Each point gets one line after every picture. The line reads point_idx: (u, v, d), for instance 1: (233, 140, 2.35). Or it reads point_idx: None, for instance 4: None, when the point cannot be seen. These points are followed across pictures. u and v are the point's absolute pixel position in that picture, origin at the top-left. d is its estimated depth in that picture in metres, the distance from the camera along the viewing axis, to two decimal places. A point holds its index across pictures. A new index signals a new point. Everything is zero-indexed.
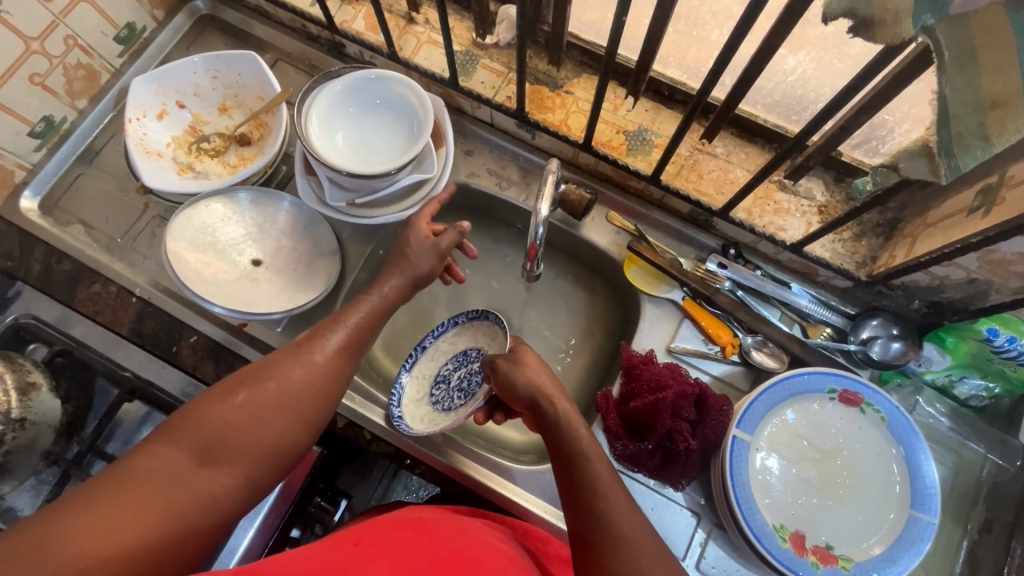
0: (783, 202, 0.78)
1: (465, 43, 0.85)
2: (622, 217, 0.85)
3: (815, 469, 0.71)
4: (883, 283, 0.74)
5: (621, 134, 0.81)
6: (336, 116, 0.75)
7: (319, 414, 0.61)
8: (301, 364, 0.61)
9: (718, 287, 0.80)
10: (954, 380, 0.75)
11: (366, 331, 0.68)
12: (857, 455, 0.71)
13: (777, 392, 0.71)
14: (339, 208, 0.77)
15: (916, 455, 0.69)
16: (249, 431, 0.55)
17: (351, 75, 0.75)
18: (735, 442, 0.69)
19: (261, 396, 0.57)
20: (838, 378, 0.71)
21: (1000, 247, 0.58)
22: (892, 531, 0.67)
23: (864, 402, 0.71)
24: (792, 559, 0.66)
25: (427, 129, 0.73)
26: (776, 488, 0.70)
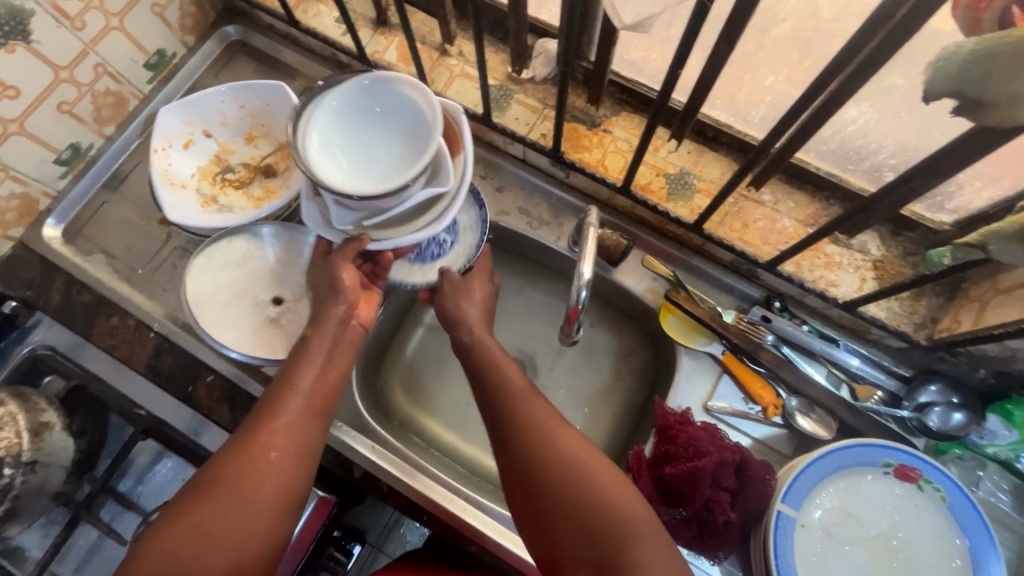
0: (834, 254, 0.73)
1: (500, 76, 0.82)
2: (660, 262, 0.80)
3: (867, 551, 0.65)
4: (946, 349, 0.68)
5: (661, 177, 0.77)
6: (335, 130, 0.66)
7: (292, 487, 0.58)
8: (252, 450, 0.57)
9: (761, 343, 0.75)
10: (1019, 455, 0.68)
11: (330, 387, 0.65)
12: (915, 538, 0.65)
13: (827, 464, 0.66)
14: (347, 231, 0.67)
15: (982, 543, 0.63)
16: (213, 536, 0.52)
17: (347, 81, 0.65)
18: (779, 518, 0.64)
19: (218, 499, 0.54)
20: (894, 452, 0.66)
21: None
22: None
23: (923, 478, 0.66)
24: None
25: (436, 134, 0.62)
26: (826, 572, 0.64)
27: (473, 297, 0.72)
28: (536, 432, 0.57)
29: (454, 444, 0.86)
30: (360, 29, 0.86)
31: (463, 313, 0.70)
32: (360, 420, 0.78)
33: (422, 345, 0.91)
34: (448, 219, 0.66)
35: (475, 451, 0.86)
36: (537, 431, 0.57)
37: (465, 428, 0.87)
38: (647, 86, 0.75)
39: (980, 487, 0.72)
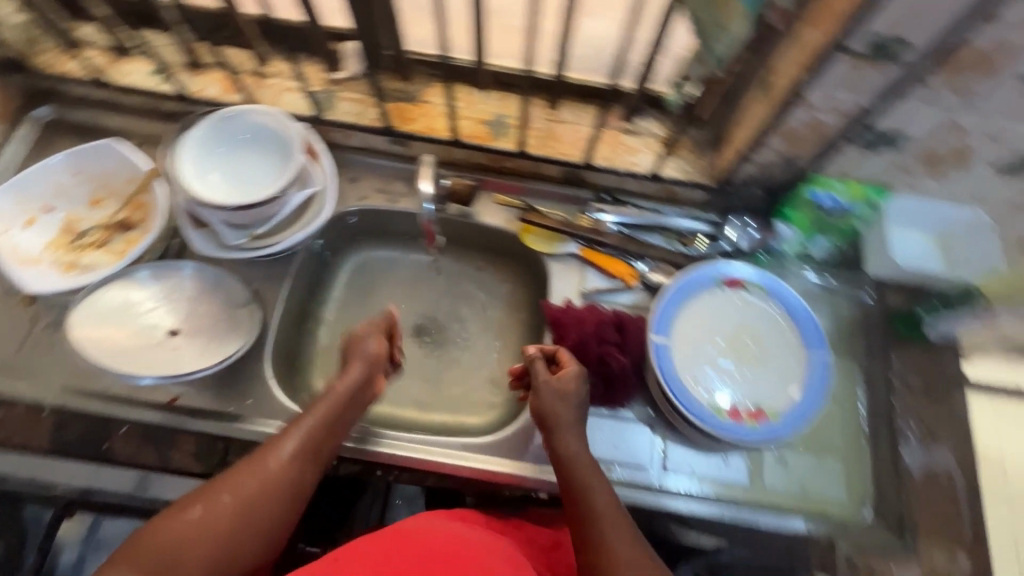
0: (631, 142, 0.90)
1: (320, 82, 0.92)
2: (507, 196, 0.94)
3: (728, 349, 0.82)
4: (727, 183, 0.89)
5: (482, 124, 0.91)
6: (207, 160, 0.78)
7: (278, 522, 0.65)
8: (250, 475, 0.65)
9: (604, 230, 0.91)
10: (807, 245, 0.90)
11: (334, 433, 0.72)
12: (756, 327, 0.83)
13: (677, 295, 0.83)
14: (242, 245, 0.80)
15: (800, 312, 0.83)
16: (195, 545, 0.60)
17: (209, 118, 0.78)
18: (657, 346, 0.79)
19: (212, 511, 0.62)
20: (720, 269, 0.84)
21: (789, 120, 0.73)
22: (801, 371, 0.81)
23: (745, 281, 0.85)
24: (732, 425, 0.76)
25: (298, 147, 0.78)
26: (704, 376, 0.80)
27: (559, 397, 0.72)
28: (590, 520, 0.63)
29: (388, 413, 0.92)
30: (177, 75, 0.91)
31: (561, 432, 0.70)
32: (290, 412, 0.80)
33: (332, 339, 0.96)
34: (323, 215, 0.83)
35: (410, 412, 0.92)
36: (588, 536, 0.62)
37: (394, 396, 0.93)
38: (443, 55, 0.88)
39: (794, 280, 0.92)
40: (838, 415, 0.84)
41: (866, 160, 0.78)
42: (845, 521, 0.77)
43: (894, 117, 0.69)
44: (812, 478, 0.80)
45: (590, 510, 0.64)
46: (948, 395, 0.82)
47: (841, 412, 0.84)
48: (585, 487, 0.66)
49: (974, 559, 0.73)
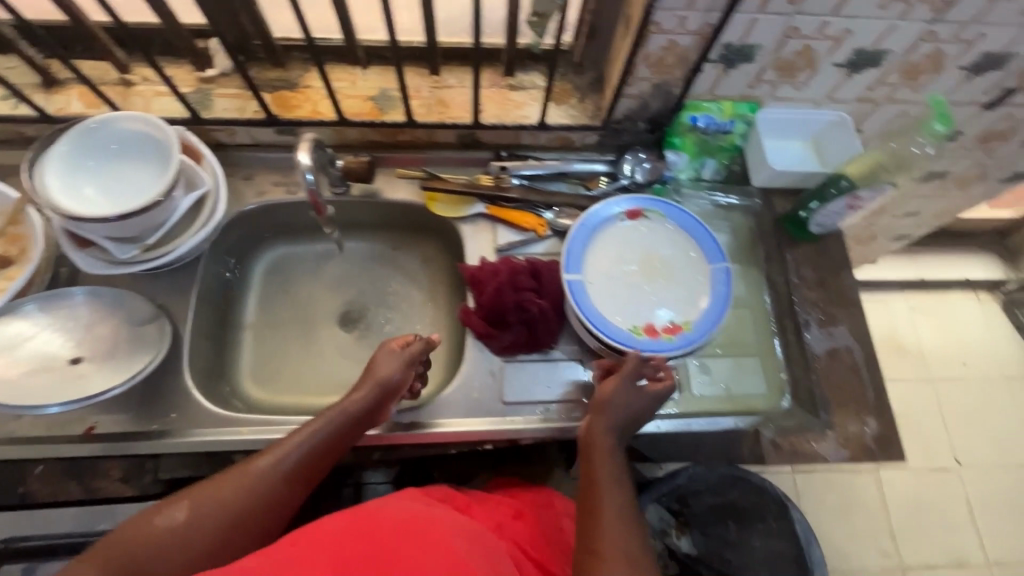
0: (518, 97, 0.93)
1: (191, 82, 0.88)
2: (408, 168, 0.94)
3: (640, 275, 0.86)
4: (614, 122, 0.93)
5: (369, 101, 0.90)
6: (78, 176, 0.75)
7: (259, 541, 0.62)
8: (241, 484, 0.62)
9: (508, 185, 0.94)
10: (698, 169, 0.96)
11: (332, 452, 0.69)
12: (662, 250, 0.88)
13: (584, 233, 0.86)
14: (133, 257, 0.78)
15: (698, 231, 0.89)
16: (172, 554, 0.57)
17: (70, 131, 0.74)
18: (571, 284, 0.83)
19: (197, 519, 0.59)
20: (619, 202, 0.89)
21: (650, 48, 0.77)
22: (705, 284, 0.86)
23: (645, 210, 0.89)
24: (651, 343, 0.81)
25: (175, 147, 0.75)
26: (621, 303, 0.84)
27: (615, 391, 0.72)
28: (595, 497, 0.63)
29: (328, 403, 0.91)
30: (32, 96, 0.86)
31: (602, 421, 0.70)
32: (218, 418, 0.77)
33: (258, 342, 0.95)
34: (216, 216, 0.82)
35: None
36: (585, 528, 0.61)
37: (332, 385, 0.93)
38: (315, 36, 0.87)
39: (694, 204, 0.97)
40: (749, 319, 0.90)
41: (726, 78, 0.84)
42: (769, 410, 0.83)
43: (737, 30, 0.74)
44: (734, 379, 0.85)
45: (599, 495, 0.64)
46: (838, 281, 0.90)
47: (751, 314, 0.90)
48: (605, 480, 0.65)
49: (880, 420, 0.81)
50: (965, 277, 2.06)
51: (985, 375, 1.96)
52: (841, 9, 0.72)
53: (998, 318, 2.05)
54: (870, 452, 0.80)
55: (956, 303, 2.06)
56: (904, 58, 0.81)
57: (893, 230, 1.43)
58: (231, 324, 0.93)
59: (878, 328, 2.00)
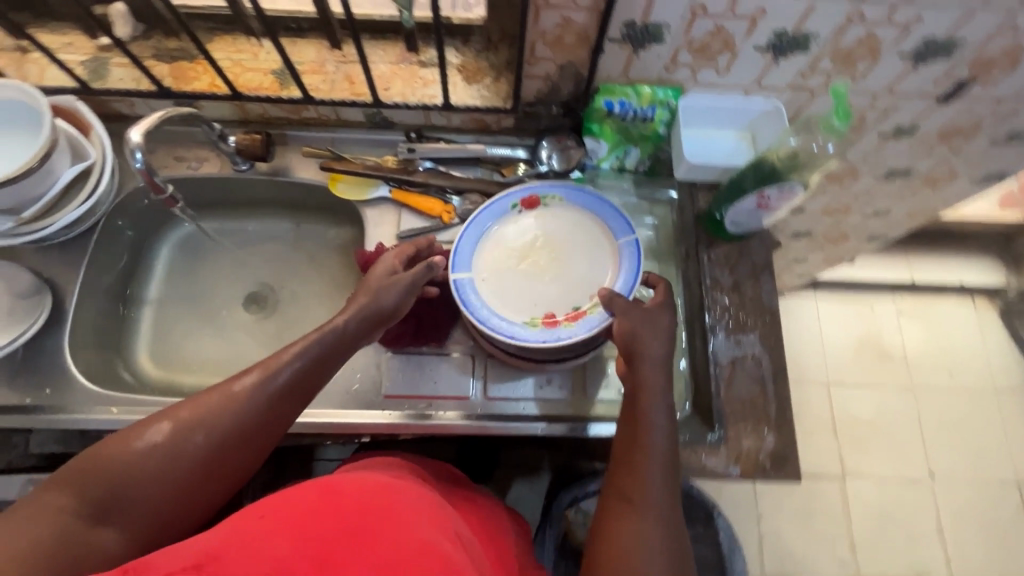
0: (428, 75, 0.88)
1: (88, 50, 0.85)
2: (315, 147, 0.91)
3: (539, 265, 0.81)
4: (527, 104, 0.87)
5: (269, 75, 0.86)
6: None
7: (247, 463, 0.58)
8: (230, 405, 0.57)
9: (416, 169, 0.90)
10: (622, 158, 0.90)
11: (325, 371, 0.64)
12: (562, 236, 0.83)
13: (475, 230, 0.82)
14: (10, 229, 0.76)
15: (603, 209, 0.82)
16: (158, 479, 0.52)
17: None
18: (457, 286, 0.78)
19: (182, 443, 0.54)
20: (513, 193, 0.83)
21: (544, 25, 0.71)
22: (614, 263, 0.79)
23: (541, 197, 0.84)
24: (553, 333, 0.75)
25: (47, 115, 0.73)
26: (517, 298, 0.79)
27: (656, 387, 0.66)
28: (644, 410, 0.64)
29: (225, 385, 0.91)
30: None
31: (650, 413, 0.64)
32: (92, 394, 0.77)
33: (162, 317, 0.94)
34: (102, 188, 0.81)
35: None
36: (626, 537, 0.56)
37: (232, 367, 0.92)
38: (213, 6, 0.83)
39: (615, 196, 0.92)
40: None
41: (638, 60, 0.77)
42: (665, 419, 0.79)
43: (635, 6, 0.68)
44: None
45: (643, 409, 0.64)
46: (756, 286, 0.84)
47: None
48: (651, 486, 0.59)
49: (780, 435, 0.77)
50: (963, 280, 1.94)
51: (973, 385, 1.86)
52: None
53: (994, 327, 1.93)
54: (763, 470, 0.76)
55: (950, 308, 1.94)
56: (834, 43, 0.73)
57: (864, 229, 1.33)
58: (132, 300, 0.93)
59: (862, 329, 1.90)
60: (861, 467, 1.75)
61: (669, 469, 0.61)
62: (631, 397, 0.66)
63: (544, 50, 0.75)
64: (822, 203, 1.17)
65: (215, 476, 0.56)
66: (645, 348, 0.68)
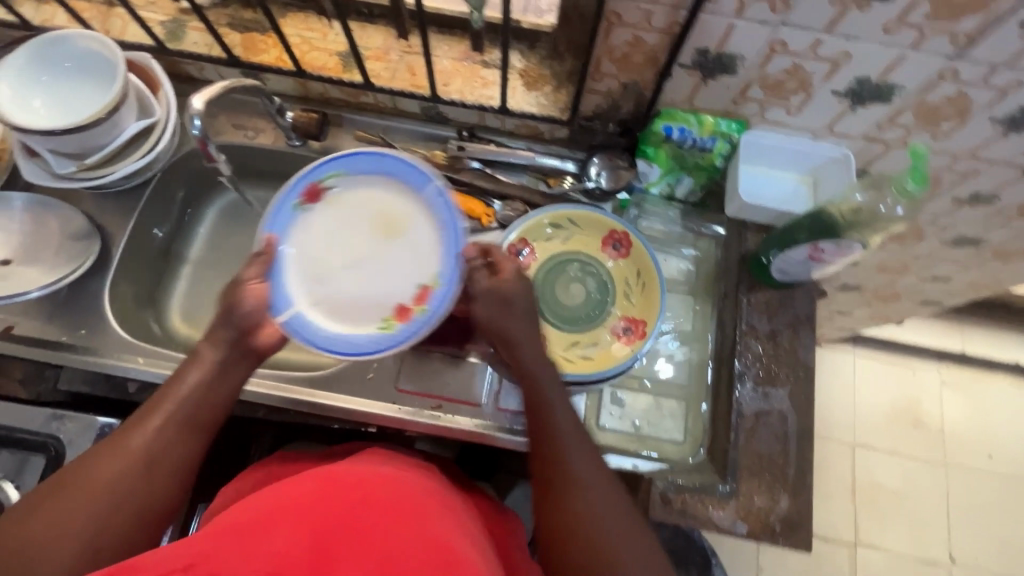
0: (488, 76, 0.87)
1: (170, 11, 0.88)
2: (368, 132, 0.92)
3: (361, 252, 0.78)
4: (583, 118, 0.85)
5: (335, 56, 0.87)
6: (31, 87, 0.77)
7: (159, 494, 0.60)
8: (114, 452, 0.60)
9: (463, 168, 0.89)
10: (672, 185, 0.87)
11: (222, 400, 0.66)
12: (394, 209, 0.78)
13: (266, 244, 0.75)
14: (73, 174, 0.79)
15: (415, 179, 0.76)
16: (62, 534, 0.55)
17: (30, 42, 0.76)
18: (290, 325, 0.73)
19: (76, 494, 0.57)
20: (288, 192, 0.76)
21: (613, 42, 0.69)
22: (438, 232, 0.74)
23: (320, 181, 0.78)
24: (408, 327, 0.71)
25: (120, 70, 0.76)
26: (352, 299, 0.77)
27: (540, 368, 0.67)
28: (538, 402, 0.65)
29: None
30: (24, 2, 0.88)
31: (548, 399, 0.65)
32: (125, 343, 0.80)
33: (199, 276, 0.97)
34: (161, 145, 0.82)
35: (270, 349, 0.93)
36: (574, 520, 0.58)
37: None
38: None
39: (657, 223, 0.89)
40: (684, 355, 0.83)
41: (705, 89, 0.74)
42: (675, 459, 0.78)
43: (710, 35, 0.65)
44: (647, 416, 0.80)
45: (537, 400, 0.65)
46: (793, 339, 0.80)
47: (687, 352, 0.83)
48: (576, 476, 0.60)
49: (793, 499, 0.73)
50: (1019, 360, 1.82)
51: (1013, 473, 1.74)
52: (836, 26, 0.61)
53: None
54: (771, 533, 0.72)
55: (1001, 387, 1.82)
56: (919, 98, 0.69)
57: (920, 292, 1.26)
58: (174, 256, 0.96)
59: (899, 394, 1.80)
60: (875, 538, 1.67)
61: (590, 450, 0.63)
62: (522, 395, 0.66)
63: (608, 66, 0.73)
64: (879, 259, 1.11)
65: (129, 515, 0.58)
66: (515, 331, 0.67)
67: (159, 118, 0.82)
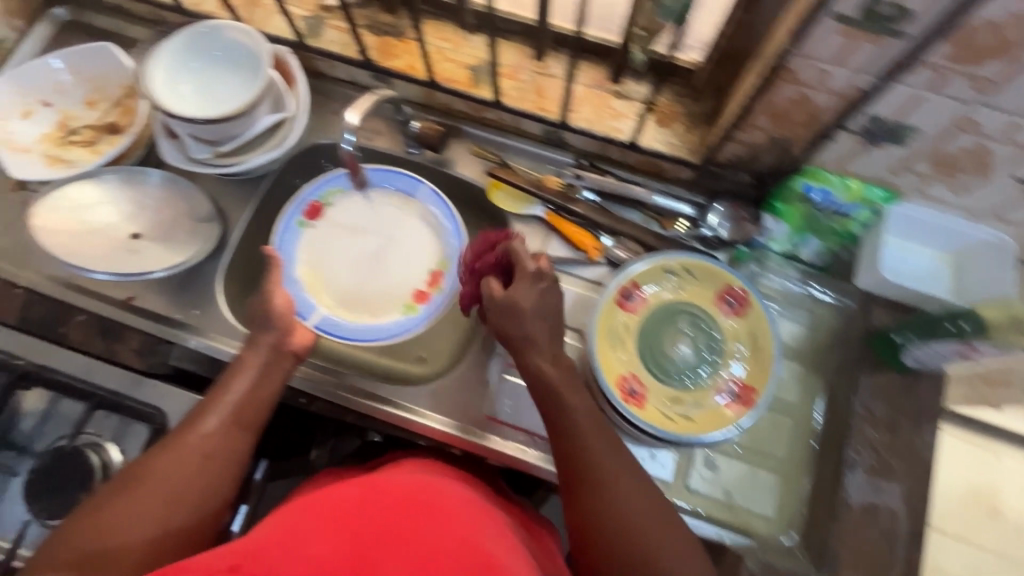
0: (619, 107, 0.84)
1: (311, 7, 0.90)
2: (484, 148, 0.91)
3: (369, 254, 0.90)
4: (714, 164, 0.81)
5: (466, 69, 0.86)
6: (181, 73, 0.79)
7: (212, 489, 0.65)
8: (178, 447, 0.65)
9: (576, 198, 0.87)
10: (796, 245, 0.82)
11: (249, 406, 0.70)
12: (380, 222, 0.91)
13: (287, 247, 0.88)
14: (208, 160, 0.82)
15: (412, 188, 0.90)
16: (129, 524, 0.59)
17: (187, 30, 0.78)
18: (322, 326, 0.84)
19: (145, 485, 0.62)
20: (291, 212, 0.88)
21: (776, 98, 0.65)
22: (434, 230, 0.90)
23: (320, 201, 0.90)
24: (429, 305, 0.86)
25: (266, 65, 0.77)
26: (371, 289, 0.88)
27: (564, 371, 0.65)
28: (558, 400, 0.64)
29: None
30: None
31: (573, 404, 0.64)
32: (234, 330, 0.83)
33: None
34: (290, 142, 0.84)
35: None
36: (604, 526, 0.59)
37: None
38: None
39: (772, 280, 0.85)
40: (788, 427, 0.78)
41: (864, 155, 0.69)
42: (765, 538, 0.73)
43: (890, 105, 0.60)
44: (739, 486, 0.76)
45: (562, 404, 0.63)
46: (913, 430, 0.74)
47: (793, 425, 0.78)
48: (611, 483, 0.60)
49: None
50: None
51: None
52: None
53: None
54: None
55: None
56: None
57: None
58: None
59: None
60: None
61: (624, 455, 0.62)
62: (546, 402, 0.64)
63: (760, 118, 0.69)
64: None
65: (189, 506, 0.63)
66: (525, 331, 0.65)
67: (291, 112, 0.83)
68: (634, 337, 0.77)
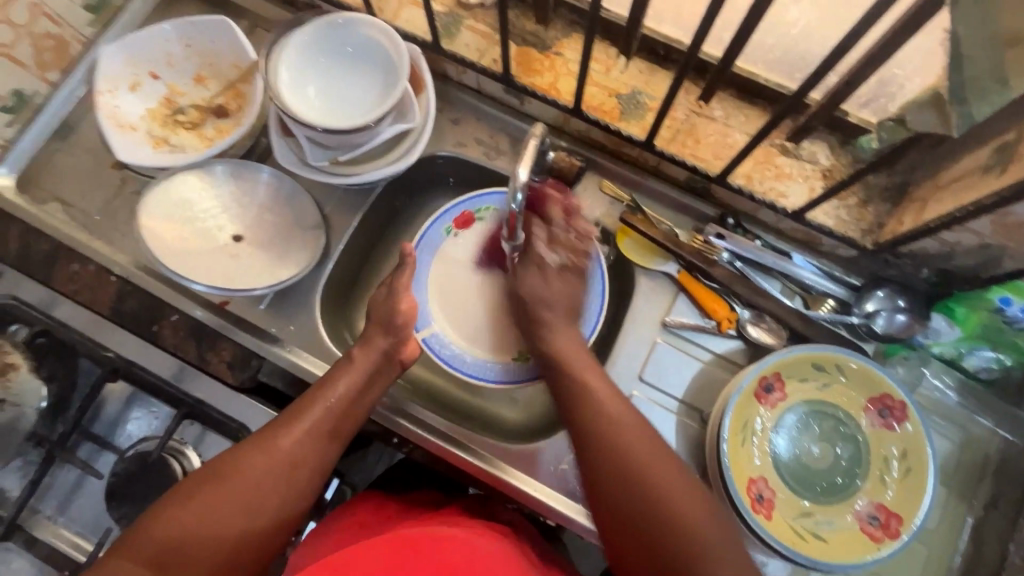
0: (785, 166, 0.73)
1: (448, 3, 0.80)
2: (617, 186, 0.81)
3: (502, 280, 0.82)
4: (890, 251, 0.70)
5: (613, 98, 0.77)
6: (307, 67, 0.71)
7: (298, 500, 0.59)
8: (265, 450, 0.59)
9: (716, 260, 0.76)
10: (963, 352, 0.72)
11: (345, 412, 0.64)
12: None
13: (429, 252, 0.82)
14: (322, 168, 0.75)
15: None
16: (208, 531, 0.54)
17: (319, 20, 0.70)
18: (428, 343, 0.79)
19: (229, 487, 0.56)
20: (442, 219, 0.82)
21: (1015, 209, 0.54)
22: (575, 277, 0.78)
23: (474, 214, 0.82)
24: None
25: (403, 74, 0.69)
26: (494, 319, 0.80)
27: (577, 348, 0.67)
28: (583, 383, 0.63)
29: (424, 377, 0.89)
30: None
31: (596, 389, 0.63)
32: (328, 353, 0.78)
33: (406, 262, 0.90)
34: (414, 154, 0.75)
35: (445, 383, 0.87)
36: (629, 501, 0.55)
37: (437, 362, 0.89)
38: (625, 16, 0.72)
39: (924, 385, 0.75)
40: (920, 556, 0.71)
41: None
42: None
43: None
44: None
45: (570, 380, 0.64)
46: None
47: (927, 554, 0.71)
48: (637, 466, 0.56)
49: None
50: None
51: None
52: None
53: None
54: None
55: None
56: None
57: None
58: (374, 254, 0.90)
59: None
60: None
61: (650, 439, 0.58)
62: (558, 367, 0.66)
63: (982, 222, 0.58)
64: None
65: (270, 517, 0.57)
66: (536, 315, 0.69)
67: (417, 124, 0.74)
68: (770, 436, 0.70)
